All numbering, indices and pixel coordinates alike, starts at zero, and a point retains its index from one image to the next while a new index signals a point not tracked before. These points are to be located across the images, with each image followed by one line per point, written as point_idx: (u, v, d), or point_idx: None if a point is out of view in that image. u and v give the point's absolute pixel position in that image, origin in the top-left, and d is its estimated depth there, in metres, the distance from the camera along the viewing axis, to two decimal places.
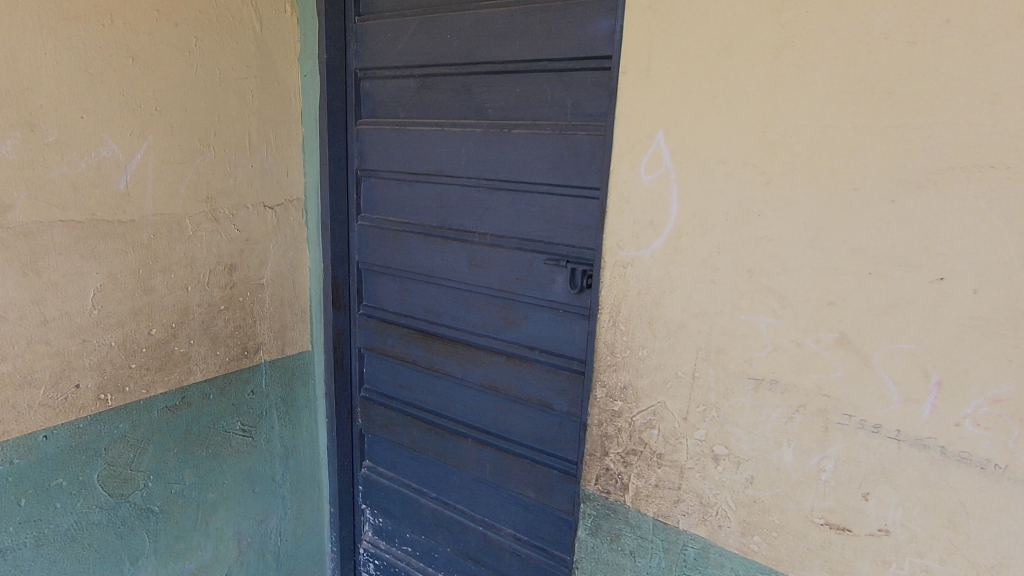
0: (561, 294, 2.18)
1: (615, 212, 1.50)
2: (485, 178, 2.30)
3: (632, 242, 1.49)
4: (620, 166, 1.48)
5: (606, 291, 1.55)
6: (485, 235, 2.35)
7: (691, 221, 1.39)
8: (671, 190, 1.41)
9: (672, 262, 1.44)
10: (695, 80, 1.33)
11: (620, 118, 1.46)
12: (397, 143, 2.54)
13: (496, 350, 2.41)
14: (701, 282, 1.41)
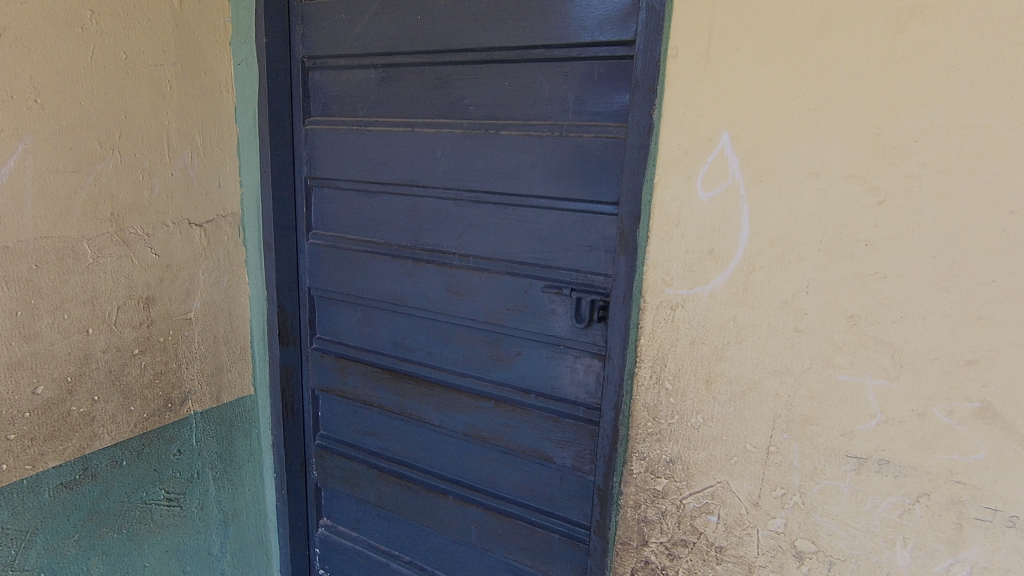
0: (564, 327, 1.83)
1: (661, 239, 1.16)
2: (467, 189, 1.91)
3: (684, 278, 1.15)
4: (669, 178, 1.13)
5: (646, 341, 1.20)
6: (466, 257, 1.96)
7: (770, 251, 1.06)
8: (739, 211, 1.08)
9: (739, 304, 1.10)
10: (778, 64, 1.01)
11: (668, 118, 1.12)
12: (357, 146, 2.12)
13: (483, 393, 2.02)
14: (780, 330, 1.07)
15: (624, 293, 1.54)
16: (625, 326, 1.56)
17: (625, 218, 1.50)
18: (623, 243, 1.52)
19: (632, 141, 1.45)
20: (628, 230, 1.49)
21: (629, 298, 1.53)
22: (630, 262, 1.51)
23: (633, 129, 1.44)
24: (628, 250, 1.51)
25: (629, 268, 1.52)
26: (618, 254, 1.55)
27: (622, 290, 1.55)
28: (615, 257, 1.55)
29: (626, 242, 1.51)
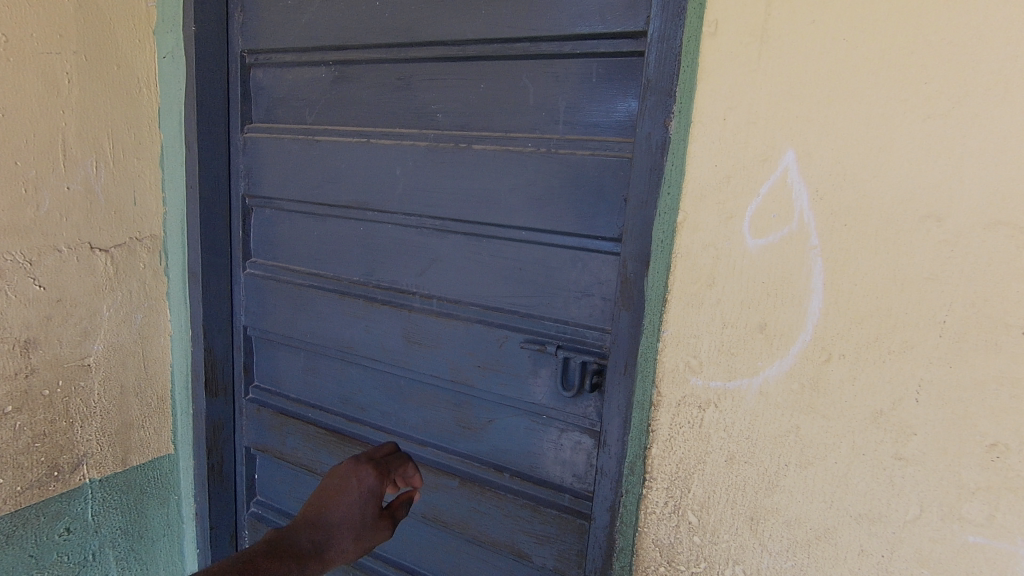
0: (547, 394, 1.45)
1: (694, 308, 0.99)
2: (432, 216, 1.54)
3: (721, 367, 0.97)
4: (704, 217, 0.96)
5: (661, 452, 1.06)
6: (429, 298, 1.58)
7: (861, 331, 0.86)
8: (814, 264, 0.88)
9: (808, 411, 0.91)
10: (875, 62, 0.80)
11: (716, 141, 0.93)
12: (303, 160, 1.74)
13: (446, 468, 1.63)
14: (877, 463, 0.87)
15: (626, 362, 1.16)
16: (627, 405, 1.17)
17: (629, 261, 1.13)
18: (624, 294, 1.15)
19: (641, 161, 1.10)
20: (632, 278, 1.12)
21: (633, 369, 1.14)
22: (635, 320, 1.13)
23: (644, 144, 1.09)
24: (634, 305, 1.13)
25: (634, 328, 1.13)
26: (617, 308, 1.17)
27: (623, 357, 1.16)
28: (614, 311, 1.17)
29: (630, 294, 1.14)
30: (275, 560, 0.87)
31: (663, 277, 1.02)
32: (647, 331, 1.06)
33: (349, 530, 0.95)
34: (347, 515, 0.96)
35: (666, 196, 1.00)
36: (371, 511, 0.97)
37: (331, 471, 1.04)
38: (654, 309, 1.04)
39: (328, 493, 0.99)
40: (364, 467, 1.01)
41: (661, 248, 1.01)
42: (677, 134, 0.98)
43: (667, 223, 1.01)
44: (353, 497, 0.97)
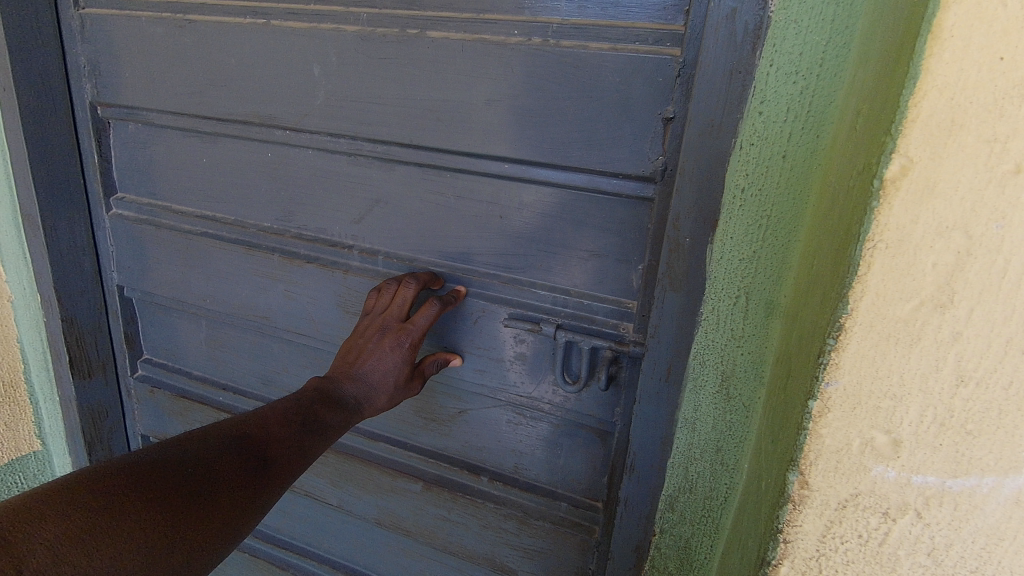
0: (540, 386, 1.09)
1: (905, 342, 0.48)
2: (372, 139, 1.06)
3: (940, 457, 0.50)
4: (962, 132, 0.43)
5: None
6: (372, 254, 1.15)
7: None
8: None
9: None
10: None
11: None
12: (169, 49, 1.16)
13: (405, 469, 1.28)
14: None
15: (670, 365, 0.81)
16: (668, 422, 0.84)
17: (680, 219, 0.74)
18: (670, 269, 0.77)
19: (715, 58, 0.67)
20: (690, 246, 0.74)
21: (682, 375, 0.80)
22: (688, 307, 0.77)
23: (723, 29, 0.66)
24: (687, 287, 0.76)
25: (685, 319, 0.78)
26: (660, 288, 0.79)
27: (666, 359, 0.81)
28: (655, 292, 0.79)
29: (682, 270, 0.76)
30: (325, 407, 0.92)
31: (744, 243, 0.71)
32: (707, 328, 0.76)
33: (382, 389, 1.00)
34: (381, 374, 1.00)
35: (754, 119, 0.67)
36: (405, 369, 1.02)
37: (363, 324, 1.04)
38: (728, 294, 0.74)
39: (364, 351, 1.00)
40: (397, 329, 1.00)
41: (740, 199, 0.69)
42: (778, 18, 0.63)
43: (756, 159, 0.68)
44: (389, 357, 1.00)
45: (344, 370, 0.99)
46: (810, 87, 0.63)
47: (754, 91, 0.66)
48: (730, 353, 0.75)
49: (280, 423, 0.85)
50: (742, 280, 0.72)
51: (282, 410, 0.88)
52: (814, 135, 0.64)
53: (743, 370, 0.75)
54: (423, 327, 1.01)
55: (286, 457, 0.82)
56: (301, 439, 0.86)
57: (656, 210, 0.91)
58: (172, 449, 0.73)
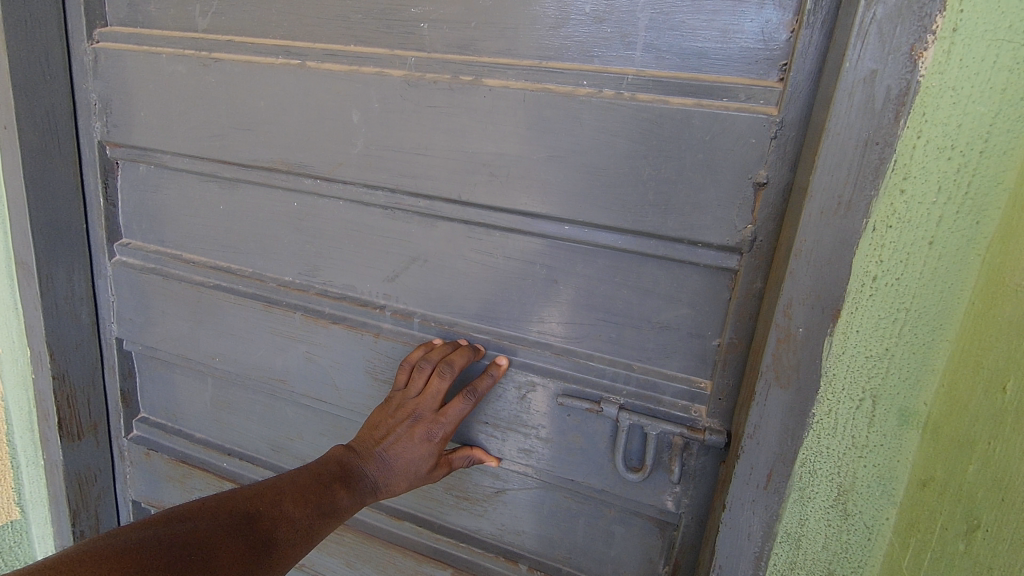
0: (596, 471, 0.97)
1: None
2: (415, 192, 0.97)
3: None
4: None
5: None
6: (407, 316, 1.05)
7: None
8: None
9: None
10: None
11: None
12: (189, 88, 1.06)
13: (432, 553, 1.15)
14: None
15: (771, 471, 0.71)
16: (766, 534, 0.73)
17: (794, 305, 0.65)
18: (777, 360, 0.68)
19: (848, 126, 0.59)
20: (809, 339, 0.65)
21: (787, 482, 0.70)
22: (798, 407, 0.67)
23: (858, 93, 0.58)
24: (798, 385, 0.67)
25: (794, 420, 0.68)
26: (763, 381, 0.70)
27: (766, 462, 0.71)
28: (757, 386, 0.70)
29: (793, 364, 0.67)
30: (341, 487, 0.86)
31: (874, 338, 0.62)
32: (821, 432, 0.67)
33: (403, 477, 0.92)
34: (404, 464, 0.91)
35: (893, 198, 0.58)
36: (431, 460, 0.94)
37: (395, 399, 0.95)
38: (849, 396, 0.65)
39: (392, 433, 0.92)
40: (429, 419, 0.92)
41: (871, 287, 0.61)
42: (932, 84, 0.54)
43: (894, 243, 0.59)
44: (416, 448, 0.92)
45: (368, 448, 0.92)
46: (970, 166, 0.55)
47: (894, 165, 0.58)
48: (850, 462, 0.67)
49: (295, 500, 0.80)
50: (868, 381, 0.63)
51: (300, 485, 0.83)
52: (972, 220, 0.56)
53: (866, 484, 0.67)
54: (453, 421, 0.93)
55: (291, 541, 0.77)
56: (311, 521, 0.80)
57: (740, 283, 0.81)
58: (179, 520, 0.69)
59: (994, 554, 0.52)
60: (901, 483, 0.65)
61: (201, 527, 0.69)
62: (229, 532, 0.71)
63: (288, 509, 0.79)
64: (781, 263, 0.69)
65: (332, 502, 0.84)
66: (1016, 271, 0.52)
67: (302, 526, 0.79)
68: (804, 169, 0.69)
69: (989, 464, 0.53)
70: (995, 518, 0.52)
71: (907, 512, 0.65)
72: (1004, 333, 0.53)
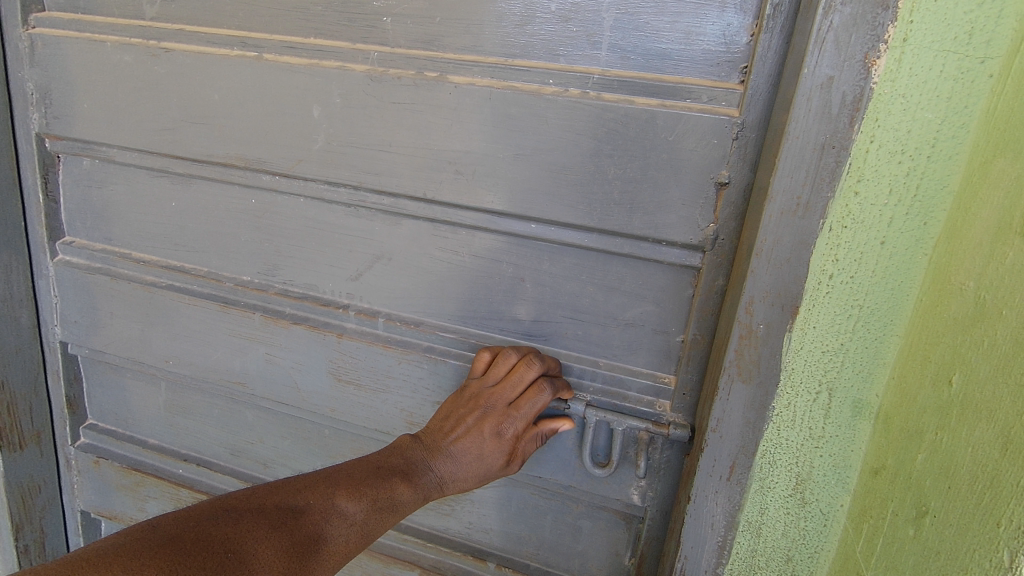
0: (563, 467, 0.98)
1: None
2: (379, 190, 0.95)
3: None
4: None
5: None
6: (371, 316, 1.03)
7: None
8: None
9: None
10: None
11: None
12: (138, 80, 1.01)
13: (398, 554, 1.14)
14: None
15: (733, 463, 0.74)
16: (728, 524, 0.76)
17: (756, 303, 0.67)
18: (740, 357, 0.70)
19: (806, 130, 0.60)
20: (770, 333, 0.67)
21: (748, 473, 0.73)
22: (759, 401, 0.70)
23: (816, 99, 0.59)
24: (759, 378, 0.69)
25: (754, 413, 0.71)
26: (726, 377, 0.72)
27: (729, 455, 0.74)
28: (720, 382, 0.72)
29: (755, 360, 0.69)
30: (400, 480, 0.81)
31: (830, 333, 0.65)
32: (780, 423, 0.70)
33: (471, 472, 0.88)
34: (472, 458, 0.87)
35: (847, 200, 0.61)
36: (501, 455, 0.89)
37: (471, 388, 0.91)
38: (808, 389, 0.68)
39: (462, 425, 0.88)
40: (502, 412, 0.87)
41: (828, 286, 0.64)
42: (884, 90, 0.56)
43: (849, 242, 0.61)
44: (486, 442, 0.88)
45: (436, 440, 0.88)
46: (918, 168, 0.57)
47: (849, 168, 0.60)
48: (806, 452, 0.70)
49: (349, 493, 0.76)
50: (824, 375, 0.67)
51: (357, 476, 0.79)
52: (919, 221, 0.59)
53: (822, 473, 0.71)
54: (528, 415, 0.88)
55: (345, 537, 0.72)
56: (367, 516, 0.75)
57: (702, 280, 0.83)
58: (224, 513, 0.66)
59: (942, 537, 0.55)
60: (854, 469, 0.70)
61: (243, 522, 0.65)
62: (273, 531, 0.66)
63: (343, 502, 0.74)
64: (742, 261, 0.71)
65: (389, 497, 0.78)
66: (961, 270, 0.55)
67: (356, 522, 0.74)
68: (765, 171, 0.71)
69: (936, 454, 0.56)
70: (943, 505, 0.55)
71: (860, 496, 0.69)
72: (950, 329, 0.56)
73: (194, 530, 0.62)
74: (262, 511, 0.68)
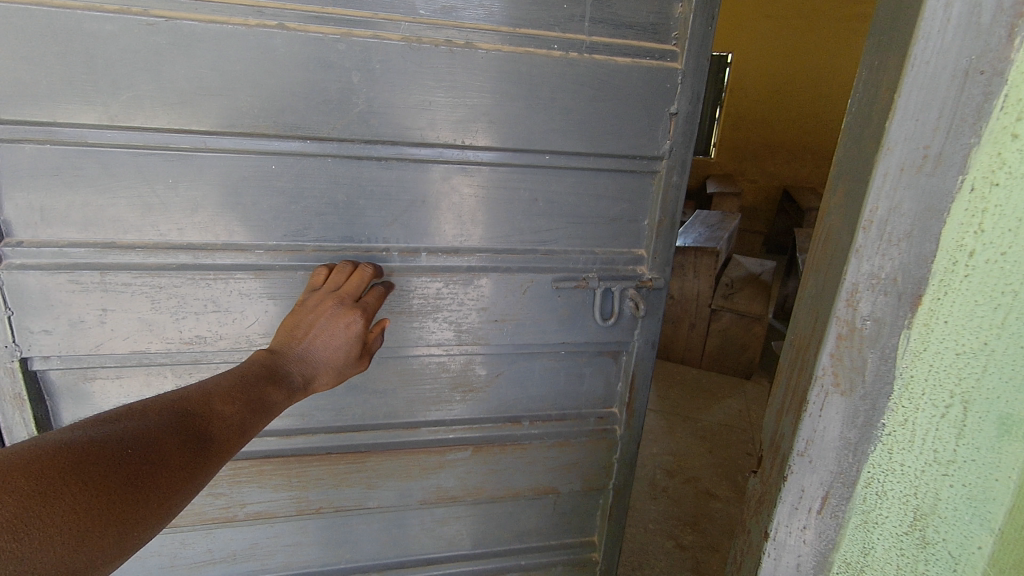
0: (576, 333, 1.35)
1: None
2: (417, 143, 1.12)
3: None
4: None
5: None
6: (411, 253, 1.21)
7: None
8: None
9: None
10: None
11: None
12: (124, 53, 0.95)
13: (451, 443, 1.40)
14: None
15: (827, 492, 0.65)
16: (820, 562, 0.67)
17: (862, 293, 0.58)
18: (838, 362, 0.62)
19: (942, 50, 0.51)
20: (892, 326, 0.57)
21: (846, 505, 0.64)
22: (862, 417, 0.61)
23: (958, 6, 0.49)
24: (861, 392, 0.60)
25: (856, 431, 0.61)
26: (817, 390, 0.64)
27: (821, 484, 0.66)
28: (812, 395, 0.65)
29: (858, 366, 0.60)
30: (270, 384, 0.90)
31: (967, 333, 0.53)
32: (891, 446, 0.60)
33: (331, 366, 1.01)
34: (332, 353, 1.02)
35: (1001, 145, 0.49)
36: (353, 349, 1.05)
37: (314, 299, 1.06)
38: (975, 390, 0.54)
39: (313, 328, 1.02)
40: (348, 307, 1.05)
41: (968, 265, 0.52)
42: None
43: (1000, 204, 0.50)
44: (340, 337, 1.03)
45: (292, 346, 1.00)
46: None
47: (1004, 101, 0.49)
48: (929, 480, 0.58)
49: (223, 399, 0.79)
50: (959, 383, 0.55)
51: (227, 385, 0.83)
52: None
53: (949, 507, 0.59)
54: (370, 310, 1.08)
55: (224, 436, 0.76)
56: (242, 416, 0.80)
57: (662, 179, 1.25)
58: (109, 422, 0.66)
59: None
60: (1000, 504, 0.56)
61: (132, 428, 0.66)
62: (163, 432, 0.68)
63: (221, 406, 0.78)
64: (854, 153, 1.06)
65: (261, 398, 0.85)
66: None
67: (235, 421, 0.78)
68: None
69: None
70: None
71: (1012, 537, 0.57)
72: None
73: (85, 437, 0.62)
74: (147, 418, 0.69)
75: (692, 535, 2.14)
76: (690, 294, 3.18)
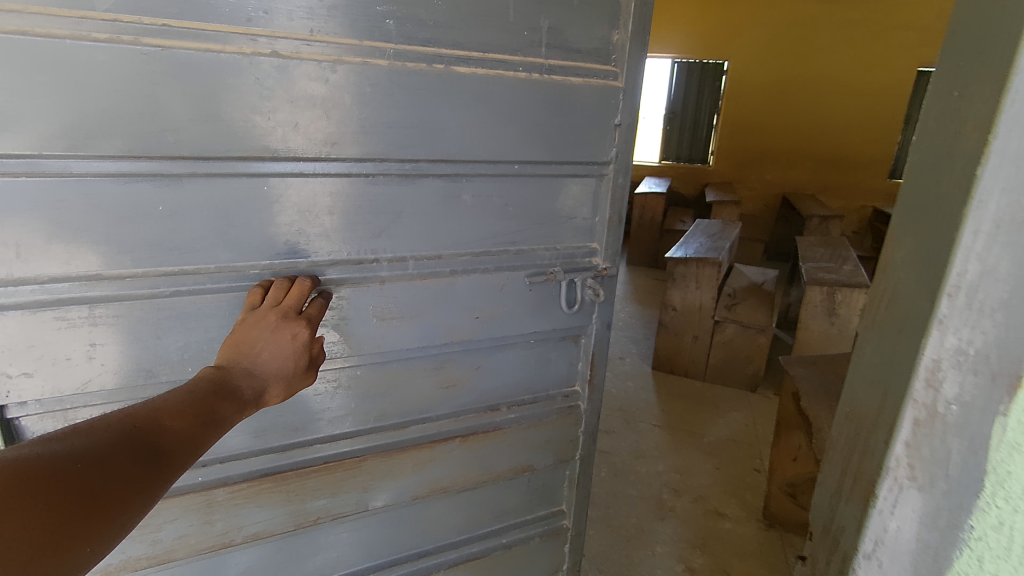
0: (545, 321, 1.51)
1: None
2: (403, 159, 1.21)
3: None
4: None
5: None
6: (399, 262, 1.29)
7: None
8: None
9: None
10: None
11: None
12: (115, 83, 0.95)
13: (439, 437, 1.50)
14: None
15: None
16: None
17: (947, 371, 0.57)
18: (915, 453, 0.61)
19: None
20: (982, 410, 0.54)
21: None
22: (942, 515, 0.59)
23: None
24: (941, 483, 0.59)
25: (937, 534, 0.60)
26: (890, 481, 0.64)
27: None
28: (886, 488, 0.65)
29: (942, 455, 0.58)
30: (221, 398, 0.93)
31: None
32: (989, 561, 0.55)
33: (277, 378, 1.05)
34: (276, 365, 1.06)
35: None
36: (297, 360, 1.09)
37: (257, 314, 1.09)
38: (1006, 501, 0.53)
39: (258, 343, 1.05)
40: (292, 319, 1.09)
41: None
42: None
43: None
44: (284, 350, 1.07)
45: (237, 361, 1.03)
46: None
47: None
48: None
49: (175, 417, 0.83)
50: None
51: (179, 402, 0.86)
52: None
53: None
54: (312, 322, 1.12)
55: (176, 450, 0.80)
56: (194, 432, 0.84)
57: (609, 181, 1.44)
58: (61, 441, 0.70)
59: None
60: None
61: (83, 446, 0.70)
62: (113, 449, 0.73)
63: (170, 422, 0.82)
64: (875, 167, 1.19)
65: (212, 414, 0.89)
66: None
67: (186, 436, 0.83)
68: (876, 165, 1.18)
69: None
70: None
71: None
72: None
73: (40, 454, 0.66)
74: (99, 436, 0.73)
75: (702, 557, 2.30)
76: (692, 306, 3.47)
